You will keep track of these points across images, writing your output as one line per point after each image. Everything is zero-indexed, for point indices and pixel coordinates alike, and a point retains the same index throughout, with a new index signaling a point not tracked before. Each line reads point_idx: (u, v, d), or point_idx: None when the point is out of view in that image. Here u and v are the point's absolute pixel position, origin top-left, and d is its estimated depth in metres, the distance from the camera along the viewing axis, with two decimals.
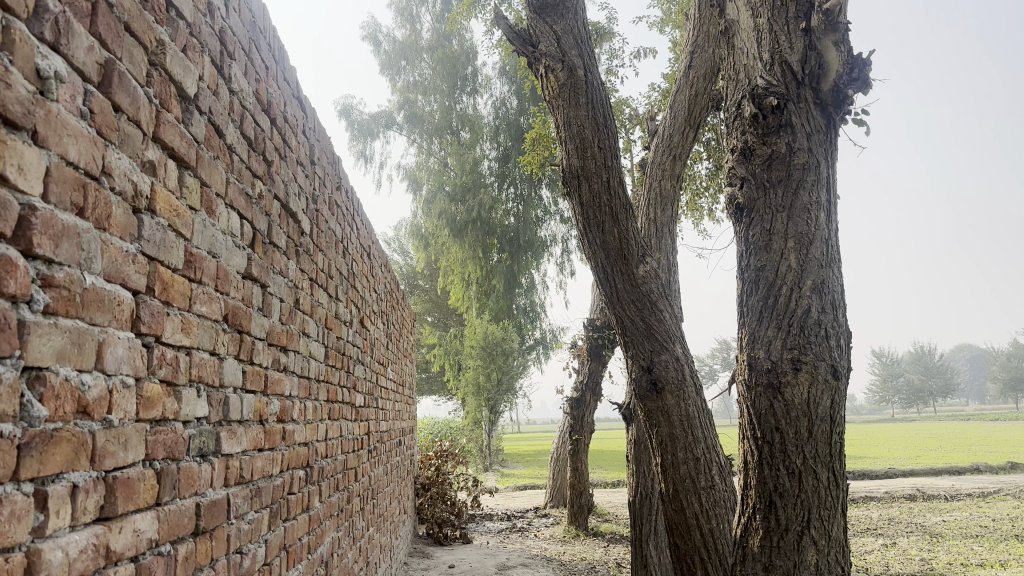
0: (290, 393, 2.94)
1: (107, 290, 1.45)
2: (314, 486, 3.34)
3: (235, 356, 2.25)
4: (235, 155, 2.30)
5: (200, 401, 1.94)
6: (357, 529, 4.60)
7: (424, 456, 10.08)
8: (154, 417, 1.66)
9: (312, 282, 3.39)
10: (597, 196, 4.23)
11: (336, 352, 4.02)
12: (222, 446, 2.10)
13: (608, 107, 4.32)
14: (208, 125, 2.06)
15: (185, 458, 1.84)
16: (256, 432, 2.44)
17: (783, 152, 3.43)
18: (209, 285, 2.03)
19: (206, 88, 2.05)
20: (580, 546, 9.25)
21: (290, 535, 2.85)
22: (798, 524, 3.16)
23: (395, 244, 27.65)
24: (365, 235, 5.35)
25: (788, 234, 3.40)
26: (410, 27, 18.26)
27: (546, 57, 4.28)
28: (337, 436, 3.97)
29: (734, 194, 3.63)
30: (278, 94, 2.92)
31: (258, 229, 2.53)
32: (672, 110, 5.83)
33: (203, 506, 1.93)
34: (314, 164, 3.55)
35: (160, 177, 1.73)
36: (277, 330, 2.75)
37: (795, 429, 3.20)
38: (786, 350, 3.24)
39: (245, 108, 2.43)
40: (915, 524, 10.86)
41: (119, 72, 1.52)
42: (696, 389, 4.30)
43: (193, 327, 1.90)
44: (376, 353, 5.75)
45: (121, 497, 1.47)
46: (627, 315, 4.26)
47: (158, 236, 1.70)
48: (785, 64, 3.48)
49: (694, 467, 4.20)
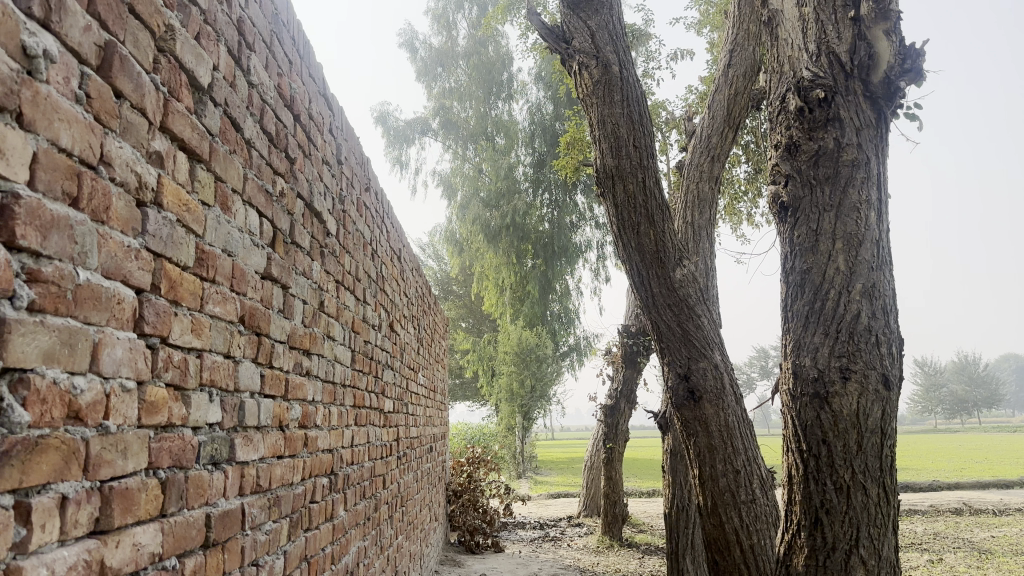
0: (314, 398, 2.84)
1: (104, 287, 1.36)
2: (338, 494, 3.24)
3: (253, 359, 2.16)
4: (254, 150, 2.21)
5: (212, 406, 1.85)
6: (385, 536, 4.51)
7: (456, 462, 9.97)
8: (158, 423, 1.57)
9: (337, 284, 3.30)
10: (632, 196, 4.09)
11: (364, 356, 3.93)
12: (237, 454, 2.01)
13: (644, 104, 4.19)
14: (223, 118, 1.97)
15: (195, 467, 1.74)
16: (276, 439, 2.35)
17: (831, 148, 3.27)
18: (224, 285, 1.94)
19: (222, 80, 1.97)
20: (614, 557, 9.07)
21: (312, 546, 2.76)
22: (846, 542, 2.98)
23: (430, 250, 27.71)
24: (396, 238, 5.26)
25: (836, 235, 3.23)
26: (446, 34, 18.22)
27: (580, 54, 4.16)
28: (364, 443, 3.88)
29: (778, 192, 3.48)
30: (304, 89, 2.84)
31: (279, 227, 2.44)
32: (711, 109, 5.66)
33: (215, 517, 1.84)
34: (342, 164, 3.47)
35: (168, 169, 1.65)
36: (299, 333, 2.66)
37: (844, 441, 3.02)
38: (834, 358, 3.07)
39: (266, 102, 2.34)
40: (963, 539, 10.48)
41: (120, 56, 1.43)
42: (736, 398, 4.13)
43: (205, 328, 1.81)
44: (406, 358, 5.64)
45: (119, 508, 1.38)
46: (663, 320, 4.12)
47: (165, 232, 1.61)
48: (833, 55, 3.32)
49: (734, 479, 4.03)
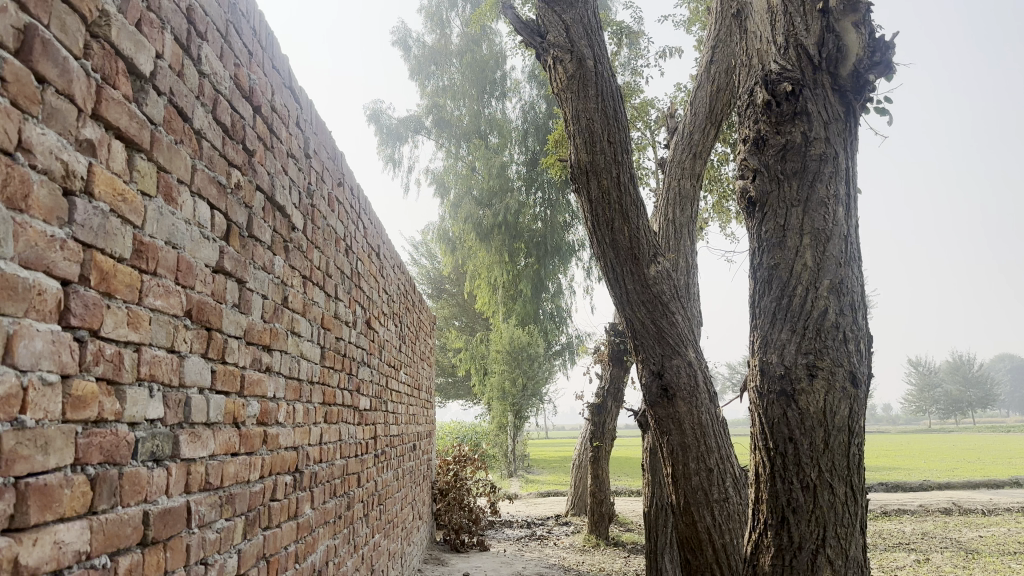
0: (274, 395, 2.80)
1: (22, 277, 1.32)
2: (303, 492, 3.20)
3: (201, 355, 2.11)
4: (204, 141, 2.17)
5: (152, 402, 1.81)
6: (359, 535, 4.47)
7: (443, 460, 9.93)
8: (87, 418, 1.52)
9: (304, 280, 3.26)
10: (606, 192, 4.05)
11: (335, 354, 3.89)
12: (181, 450, 1.96)
13: (620, 99, 4.15)
14: (168, 108, 1.93)
15: (131, 463, 1.70)
16: (229, 436, 2.31)
17: (798, 142, 3.24)
18: (167, 278, 1.90)
19: (167, 68, 1.93)
20: (600, 555, 9.04)
21: (271, 544, 2.71)
22: (812, 541, 2.96)
23: (424, 248, 27.64)
24: (374, 235, 5.22)
25: (804, 230, 3.20)
26: (439, 32, 18.14)
27: (554, 48, 4.12)
28: (334, 441, 3.84)
29: (746, 188, 3.44)
30: (265, 81, 2.79)
31: (235, 220, 2.40)
32: (693, 106, 5.63)
33: (154, 515, 1.79)
34: (309, 158, 3.42)
35: (102, 158, 1.61)
36: (258, 328, 2.61)
37: (811, 440, 2.99)
38: (801, 355, 3.04)
39: (219, 92, 2.30)
40: (951, 539, 10.47)
41: (43, 38, 1.39)
42: (710, 397, 4.10)
43: (144, 322, 1.77)
44: (386, 356, 5.60)
45: (36, 505, 1.34)
46: (637, 317, 4.09)
47: (96, 222, 1.57)
48: (800, 48, 3.29)
49: (707, 478, 4.00)
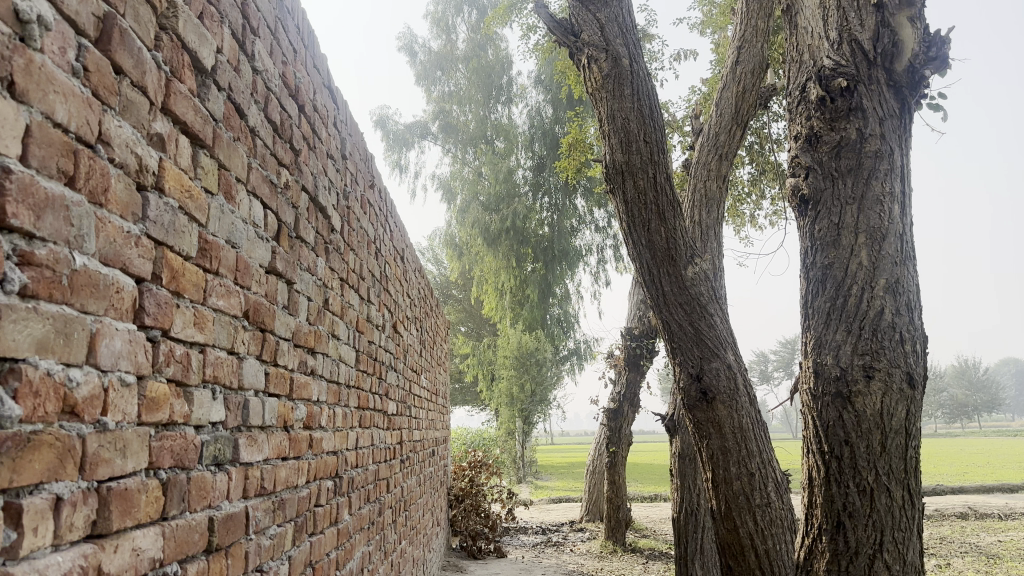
0: (319, 398, 2.75)
1: (102, 274, 1.28)
2: (343, 497, 3.15)
3: (257, 356, 2.07)
4: (258, 138, 2.12)
5: (215, 404, 1.76)
6: (390, 541, 4.43)
7: (458, 466, 9.89)
8: (159, 421, 1.48)
9: (342, 282, 3.22)
10: (643, 192, 4.01)
11: (368, 357, 3.84)
12: (241, 454, 1.92)
13: (655, 98, 4.11)
14: (227, 104, 1.89)
15: (198, 467, 1.65)
16: (280, 440, 2.26)
17: (853, 138, 3.28)
18: (228, 278, 1.85)
19: (226, 63, 1.89)
20: (618, 562, 8.98)
21: (316, 550, 2.66)
22: (870, 546, 2.98)
23: (430, 254, 27.57)
24: (399, 238, 5.17)
25: (858, 229, 3.23)
26: (445, 38, 18.06)
27: (588, 47, 4.09)
28: (369, 445, 3.80)
29: (798, 185, 3.49)
30: (308, 80, 2.75)
31: (284, 220, 2.35)
32: (718, 108, 5.58)
33: (217, 521, 1.74)
34: (346, 159, 3.38)
35: (170, 153, 1.56)
36: (304, 331, 2.57)
37: (867, 442, 3.02)
38: (857, 355, 3.07)
39: (271, 90, 2.26)
40: (970, 544, 10.38)
41: (120, 28, 1.35)
42: (750, 400, 4.05)
43: (208, 322, 1.72)
44: (409, 360, 5.55)
45: (117, 511, 1.29)
46: (674, 319, 4.06)
47: (167, 218, 1.52)
48: (855, 43, 3.35)
49: (748, 483, 3.94)
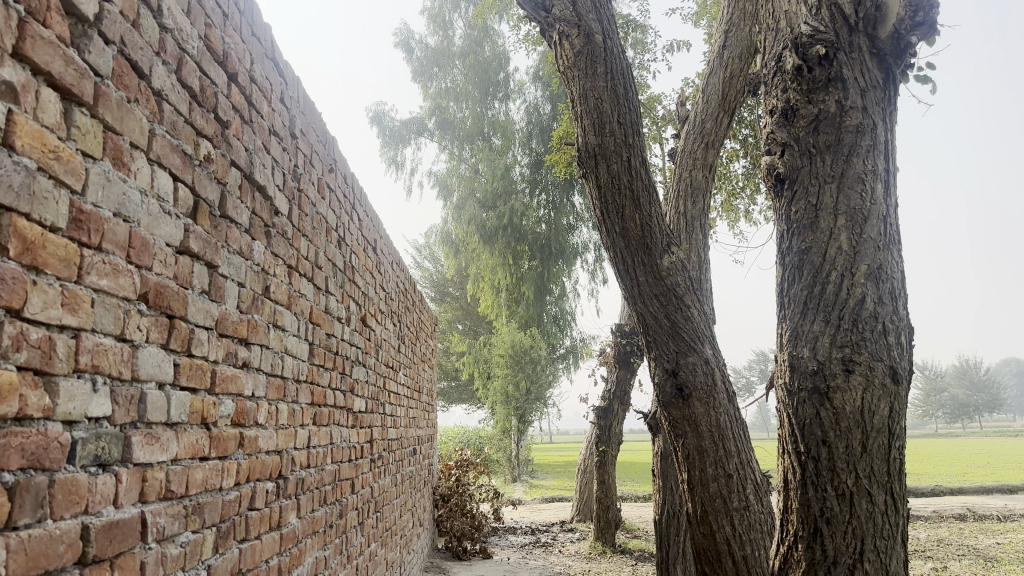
0: (253, 394, 2.55)
1: None
2: (289, 500, 2.95)
3: (160, 344, 1.86)
4: (166, 102, 1.91)
5: (96, 398, 1.56)
6: (353, 545, 4.22)
7: (445, 465, 9.66)
8: (3, 415, 1.27)
9: (289, 270, 3.00)
10: (616, 177, 3.80)
11: (326, 351, 3.63)
12: (135, 454, 1.71)
13: (630, 77, 3.91)
14: (119, 59, 1.68)
15: (65, 469, 1.44)
16: (195, 439, 2.05)
17: (832, 111, 3.09)
18: (117, 255, 1.65)
19: (118, 14, 1.67)
20: (606, 564, 8.76)
21: (248, 559, 2.45)
22: (849, 555, 2.79)
23: (427, 252, 27.33)
24: (371, 228, 4.96)
25: (838, 210, 3.04)
26: (442, 33, 17.80)
27: (560, 22, 3.89)
28: (325, 444, 3.60)
29: (774, 163, 3.30)
30: (243, 47, 2.54)
31: (204, 196, 2.14)
32: (705, 93, 5.36)
33: (96, 529, 1.53)
34: (296, 139, 3.17)
35: (27, 108, 1.36)
36: (232, 319, 2.36)
37: (847, 443, 2.83)
38: (836, 348, 2.88)
39: (186, 52, 2.04)
40: (968, 546, 10.19)
41: None
42: (728, 397, 3.85)
43: (83, 304, 1.51)
44: (383, 355, 5.34)
45: None
46: (650, 311, 3.86)
47: (18, 180, 1.32)
48: (835, 7, 3.17)
49: (726, 485, 3.75)
